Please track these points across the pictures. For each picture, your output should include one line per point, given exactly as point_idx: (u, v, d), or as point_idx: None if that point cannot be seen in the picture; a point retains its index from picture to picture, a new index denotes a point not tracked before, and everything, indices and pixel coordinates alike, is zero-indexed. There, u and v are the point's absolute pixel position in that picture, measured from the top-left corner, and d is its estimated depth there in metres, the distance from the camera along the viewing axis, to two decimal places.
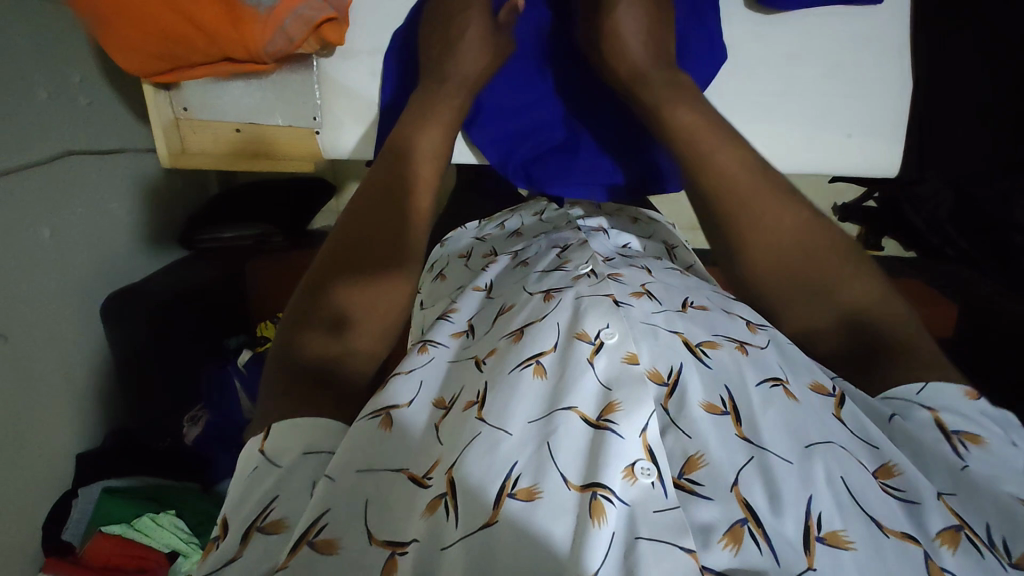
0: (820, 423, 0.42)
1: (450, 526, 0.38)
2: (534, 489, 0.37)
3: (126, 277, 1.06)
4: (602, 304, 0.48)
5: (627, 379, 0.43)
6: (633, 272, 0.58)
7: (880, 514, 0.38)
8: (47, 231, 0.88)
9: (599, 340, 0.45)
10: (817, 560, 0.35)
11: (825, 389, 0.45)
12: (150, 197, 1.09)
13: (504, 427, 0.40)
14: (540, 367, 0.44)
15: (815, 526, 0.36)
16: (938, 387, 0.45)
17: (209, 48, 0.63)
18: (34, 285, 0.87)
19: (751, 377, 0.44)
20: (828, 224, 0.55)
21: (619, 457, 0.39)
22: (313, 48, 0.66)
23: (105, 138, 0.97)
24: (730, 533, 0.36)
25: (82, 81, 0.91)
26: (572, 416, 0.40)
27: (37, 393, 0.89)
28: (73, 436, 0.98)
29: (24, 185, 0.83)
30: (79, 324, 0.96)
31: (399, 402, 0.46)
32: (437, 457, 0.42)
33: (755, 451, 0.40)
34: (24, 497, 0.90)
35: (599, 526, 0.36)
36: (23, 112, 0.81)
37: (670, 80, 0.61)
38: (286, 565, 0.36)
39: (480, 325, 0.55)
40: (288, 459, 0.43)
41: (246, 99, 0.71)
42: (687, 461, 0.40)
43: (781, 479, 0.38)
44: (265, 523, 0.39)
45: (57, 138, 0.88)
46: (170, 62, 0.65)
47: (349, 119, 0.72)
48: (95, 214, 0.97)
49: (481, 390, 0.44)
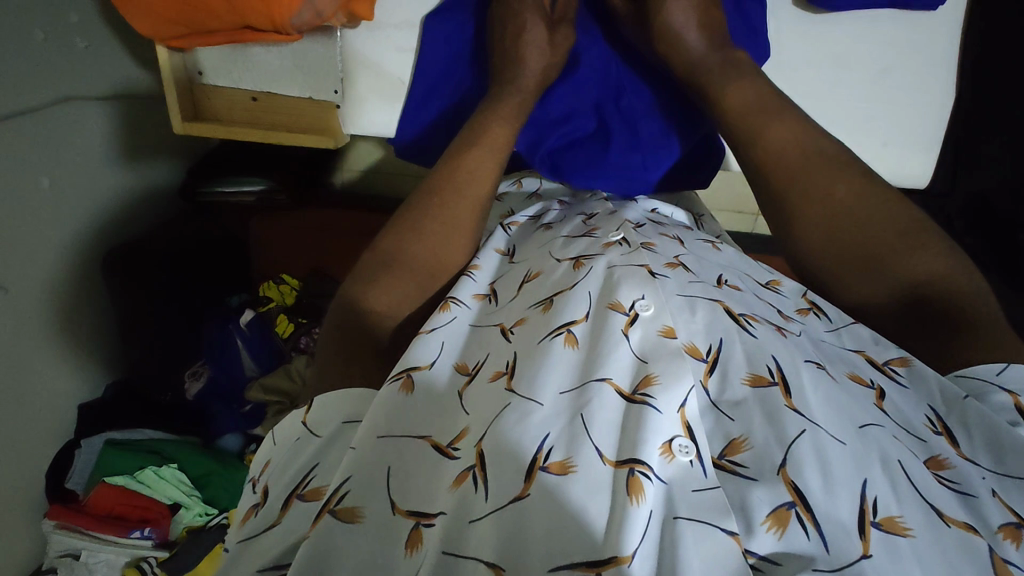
0: (869, 409, 0.40)
1: (479, 498, 0.36)
2: (567, 463, 0.35)
3: (127, 228, 1.03)
4: (637, 274, 0.46)
5: (663, 353, 0.41)
6: (665, 241, 0.56)
7: (938, 502, 0.35)
8: (47, 179, 0.86)
9: (634, 311, 0.43)
10: (872, 547, 0.32)
11: (865, 381, 0.43)
12: (156, 147, 1.06)
13: (535, 398, 0.39)
14: (571, 336, 0.43)
15: (870, 510, 0.34)
16: (1021, 368, 0.43)
17: (230, 15, 0.60)
18: (33, 235, 0.85)
19: (798, 355, 0.42)
20: (905, 212, 0.52)
21: (657, 433, 0.37)
22: (341, 21, 0.63)
23: (105, 83, 0.92)
24: (775, 515, 0.34)
25: (80, 21, 0.86)
26: (607, 388, 0.39)
27: (35, 344, 0.88)
28: (76, 384, 0.99)
29: (21, 131, 0.80)
30: (80, 275, 0.95)
31: (420, 363, 0.45)
32: (466, 428, 0.41)
33: (807, 425, 0.37)
34: (27, 442, 0.91)
35: (637, 503, 0.34)
36: (17, 53, 0.77)
37: (728, 67, 0.60)
38: (308, 535, 0.37)
39: (505, 290, 0.52)
40: (327, 430, 0.43)
41: (263, 67, 0.68)
42: (729, 443, 0.38)
43: (835, 458, 0.35)
44: (305, 491, 0.41)
45: (53, 82, 0.83)
46: (186, 28, 0.63)
47: (373, 96, 0.69)
48: (95, 163, 0.94)
49: (511, 361, 0.43)
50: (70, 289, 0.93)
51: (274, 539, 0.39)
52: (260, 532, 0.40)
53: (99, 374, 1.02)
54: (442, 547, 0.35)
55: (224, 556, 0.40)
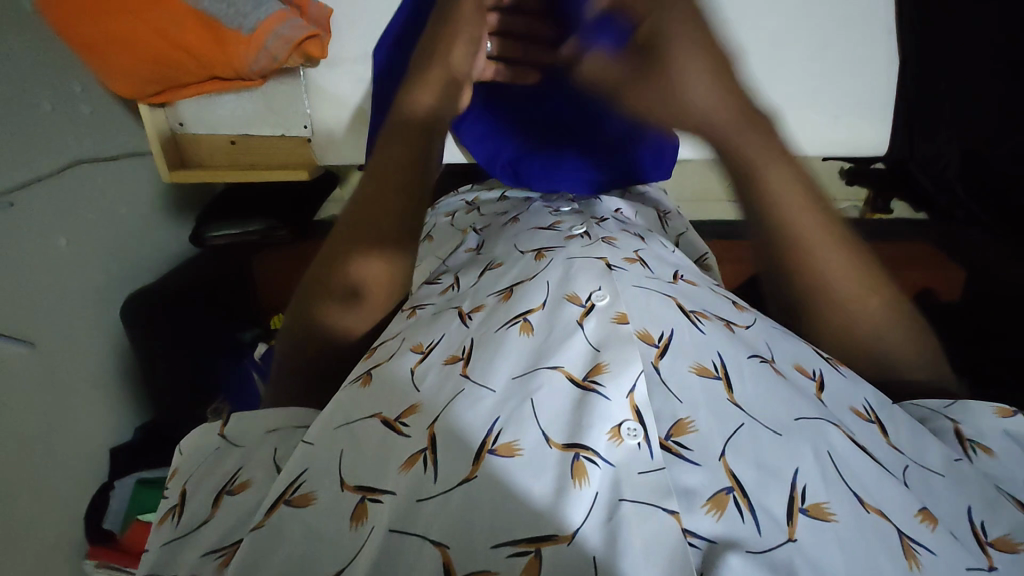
0: (809, 400, 0.43)
1: (428, 480, 0.37)
2: (514, 446, 0.37)
3: (141, 277, 1.09)
4: (594, 267, 0.51)
5: (614, 339, 0.44)
6: (627, 237, 0.60)
7: (863, 490, 0.37)
8: (63, 238, 0.91)
9: (590, 302, 0.48)
10: (798, 532, 0.34)
11: (808, 372, 0.47)
12: (160, 197, 1.12)
13: (487, 384, 0.42)
14: (527, 324, 0.46)
15: (799, 497, 0.36)
16: (968, 405, 0.49)
17: (197, 68, 0.71)
18: (56, 291, 0.90)
19: (742, 352, 0.45)
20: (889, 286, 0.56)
21: (604, 418, 0.38)
22: (298, 62, 0.73)
23: (112, 144, 1.00)
24: (714, 499, 0.35)
25: (84, 90, 0.93)
26: (558, 375, 0.41)
27: (66, 394, 0.93)
28: (106, 430, 1.03)
29: (38, 197, 0.86)
30: (100, 326, 1.00)
31: (381, 361, 0.48)
32: (416, 404, 0.43)
33: (744, 419, 0.40)
34: (65, 490, 0.94)
35: (580, 487, 0.35)
36: (29, 126, 0.83)
37: (740, 122, 0.52)
38: (264, 523, 0.38)
39: (466, 279, 0.58)
40: (252, 440, 0.48)
41: (237, 111, 0.77)
42: (675, 424, 0.39)
43: (769, 449, 0.38)
44: (233, 486, 0.43)
45: (62, 148, 0.90)
46: (162, 85, 0.72)
47: (339, 126, 0.79)
48: (107, 219, 1.00)
49: (467, 347, 0.46)
50: (94, 339, 0.98)
51: (213, 530, 0.41)
52: (192, 531, 0.41)
53: (128, 419, 1.07)
54: (391, 526, 0.36)
55: (149, 560, 0.40)
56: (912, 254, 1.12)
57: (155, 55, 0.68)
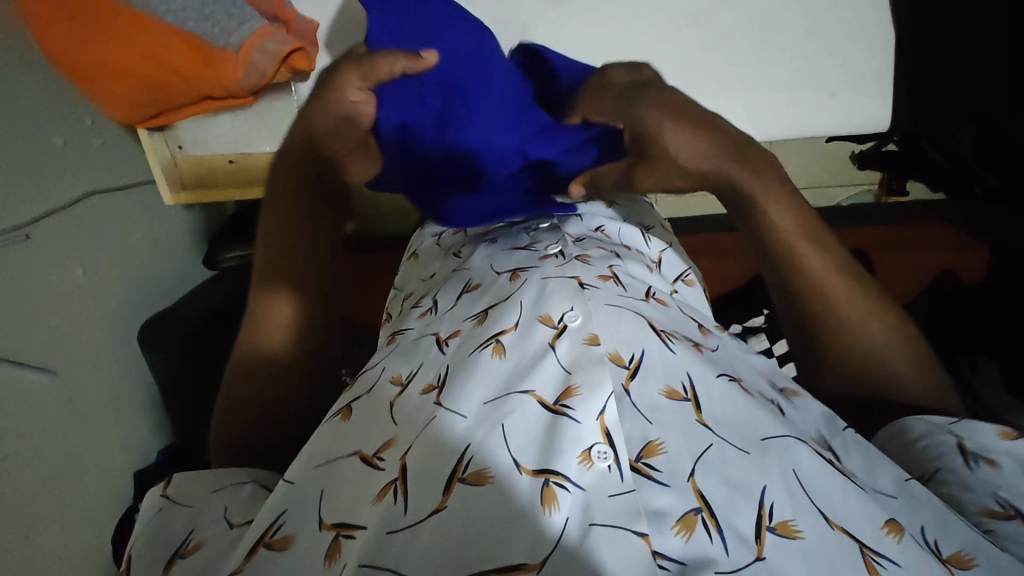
0: (777, 420, 0.44)
1: (399, 510, 0.38)
2: (484, 472, 0.38)
3: (155, 303, 1.11)
4: (568, 287, 0.50)
5: (586, 361, 0.44)
6: (601, 253, 0.60)
7: (828, 508, 0.39)
8: (80, 267, 0.93)
9: (563, 323, 0.47)
10: (766, 550, 0.36)
11: (771, 397, 0.47)
12: (173, 224, 1.16)
13: (459, 409, 0.42)
14: (499, 346, 0.46)
15: (768, 515, 0.38)
16: (973, 422, 0.49)
17: (189, 89, 0.82)
18: (76, 319, 0.92)
19: (711, 371, 0.46)
20: (897, 312, 0.55)
21: (575, 442, 0.39)
22: (287, 75, 0.86)
23: (121, 173, 1.03)
24: (683, 520, 0.37)
25: (94, 122, 0.96)
26: (529, 399, 0.42)
27: (89, 421, 0.93)
28: (129, 455, 1.03)
29: (53, 228, 0.88)
30: (119, 353, 1.01)
31: (362, 394, 0.49)
32: (392, 438, 0.44)
33: (713, 440, 0.41)
34: (91, 517, 0.93)
35: (551, 511, 0.36)
36: (44, 161, 0.87)
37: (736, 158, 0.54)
38: (243, 567, 0.39)
39: (444, 301, 0.57)
40: (198, 499, 0.47)
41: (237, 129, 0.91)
42: (646, 446, 0.40)
43: (737, 468, 0.39)
44: (185, 550, 0.43)
45: (74, 179, 0.92)
46: (156, 107, 0.84)
47: None
48: (121, 246, 1.02)
49: (442, 375, 0.46)
50: (113, 365, 1.00)
51: None
52: None
53: (152, 442, 1.08)
54: (361, 561, 0.36)
55: None
56: (928, 236, 1.08)
57: (147, 78, 0.78)
